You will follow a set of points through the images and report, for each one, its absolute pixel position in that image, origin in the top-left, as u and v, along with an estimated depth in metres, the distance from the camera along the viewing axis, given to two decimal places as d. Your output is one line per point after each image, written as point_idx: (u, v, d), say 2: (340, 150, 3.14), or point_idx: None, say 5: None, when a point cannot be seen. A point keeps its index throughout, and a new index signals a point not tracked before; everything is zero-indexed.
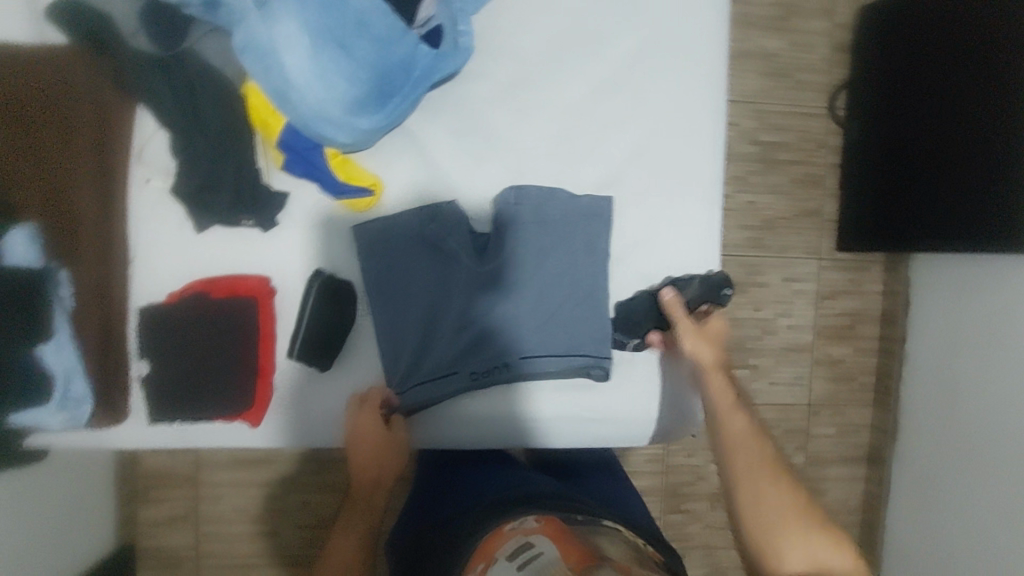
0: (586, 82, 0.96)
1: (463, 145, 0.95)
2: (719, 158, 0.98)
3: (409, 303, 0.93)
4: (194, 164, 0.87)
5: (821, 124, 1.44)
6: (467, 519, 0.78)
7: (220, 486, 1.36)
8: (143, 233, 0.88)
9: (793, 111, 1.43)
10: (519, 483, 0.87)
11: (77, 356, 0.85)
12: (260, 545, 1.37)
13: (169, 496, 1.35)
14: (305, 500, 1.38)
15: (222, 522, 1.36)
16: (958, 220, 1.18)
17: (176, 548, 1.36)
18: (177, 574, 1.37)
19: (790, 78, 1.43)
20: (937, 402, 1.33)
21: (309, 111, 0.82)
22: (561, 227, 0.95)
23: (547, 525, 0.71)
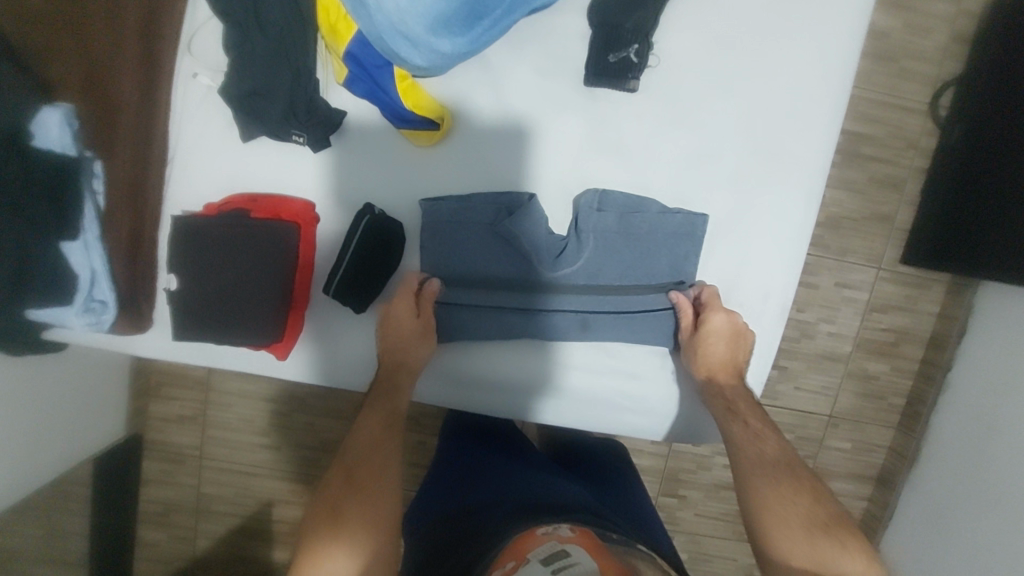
0: (693, 35, 0.83)
1: (544, 87, 0.84)
2: (829, 148, 0.86)
3: (469, 298, 0.86)
4: (246, 65, 0.78)
5: (917, 121, 1.27)
6: (494, 516, 0.75)
7: (229, 395, 1.31)
8: (187, 133, 0.82)
9: (887, 101, 1.27)
10: (548, 486, 0.82)
11: (105, 258, 0.77)
12: (258, 457, 1.34)
13: (180, 396, 1.32)
14: (307, 424, 1.33)
15: (231, 430, 1.33)
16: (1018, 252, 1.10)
17: (179, 447, 1.34)
18: (181, 469, 1.35)
19: (895, 64, 1.25)
20: (967, 439, 1.23)
21: (386, 22, 0.72)
22: (650, 249, 0.87)
23: (582, 536, 0.67)
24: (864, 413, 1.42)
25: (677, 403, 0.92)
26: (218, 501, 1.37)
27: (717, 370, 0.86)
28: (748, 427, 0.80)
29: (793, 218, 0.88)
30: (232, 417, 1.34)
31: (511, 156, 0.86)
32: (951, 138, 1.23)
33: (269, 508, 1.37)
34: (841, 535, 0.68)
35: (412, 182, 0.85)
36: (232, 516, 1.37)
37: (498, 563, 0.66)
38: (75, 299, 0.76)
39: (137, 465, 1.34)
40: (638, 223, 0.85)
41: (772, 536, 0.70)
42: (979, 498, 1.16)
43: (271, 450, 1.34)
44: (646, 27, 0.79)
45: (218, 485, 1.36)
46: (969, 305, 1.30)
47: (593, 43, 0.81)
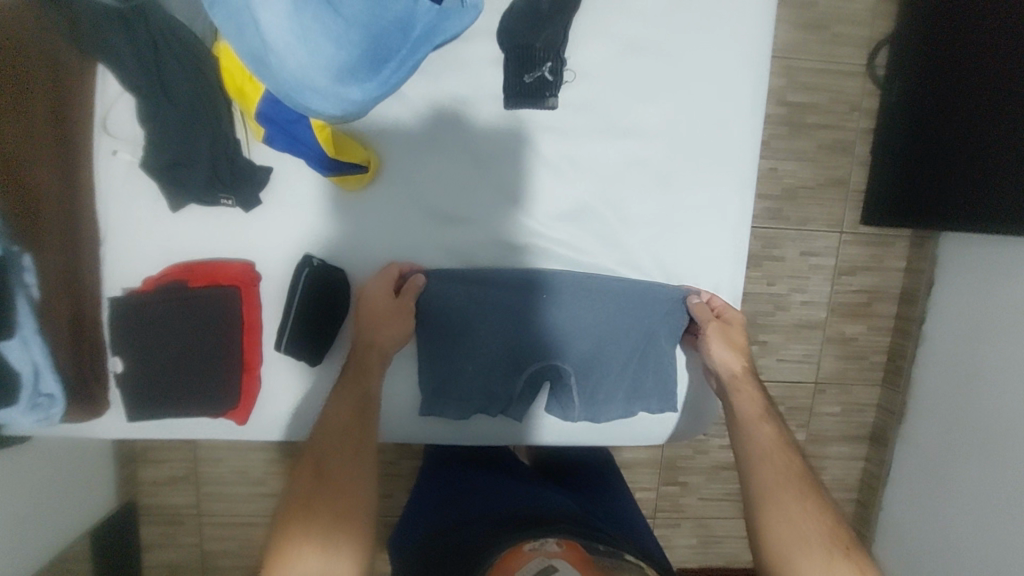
0: (606, 45, 0.83)
1: (467, 113, 0.84)
2: (754, 135, 0.88)
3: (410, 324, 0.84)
4: (163, 136, 0.77)
5: (858, 84, 1.27)
6: (479, 535, 0.72)
7: (217, 451, 1.29)
8: (113, 209, 0.82)
9: (826, 67, 1.25)
10: (535, 498, 0.80)
11: (46, 350, 0.76)
12: (259, 506, 1.32)
13: (168, 459, 1.29)
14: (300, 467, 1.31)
15: (223, 484, 1.31)
16: (968, 199, 1.09)
17: (176, 507, 1.31)
18: (180, 530, 1.32)
19: (827, 30, 1.24)
20: (952, 390, 1.21)
21: (290, 77, 0.71)
22: (588, 258, 0.90)
23: (570, 550, 0.66)
24: (848, 374, 1.40)
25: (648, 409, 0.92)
26: (222, 555, 1.35)
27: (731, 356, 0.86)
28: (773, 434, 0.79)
29: (729, 209, 0.89)
30: (225, 470, 1.32)
31: (446, 192, 0.86)
32: (892, 95, 1.23)
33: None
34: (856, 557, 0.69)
35: (352, 226, 0.85)
36: (240, 568, 1.36)
37: None
38: (19, 398, 0.75)
39: (135, 532, 1.30)
40: (564, 231, 0.89)
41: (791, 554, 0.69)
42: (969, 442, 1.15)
43: (265, 496, 1.32)
44: (556, 43, 0.80)
45: (222, 539, 1.34)
46: (933, 257, 1.30)
47: (508, 66, 0.82)
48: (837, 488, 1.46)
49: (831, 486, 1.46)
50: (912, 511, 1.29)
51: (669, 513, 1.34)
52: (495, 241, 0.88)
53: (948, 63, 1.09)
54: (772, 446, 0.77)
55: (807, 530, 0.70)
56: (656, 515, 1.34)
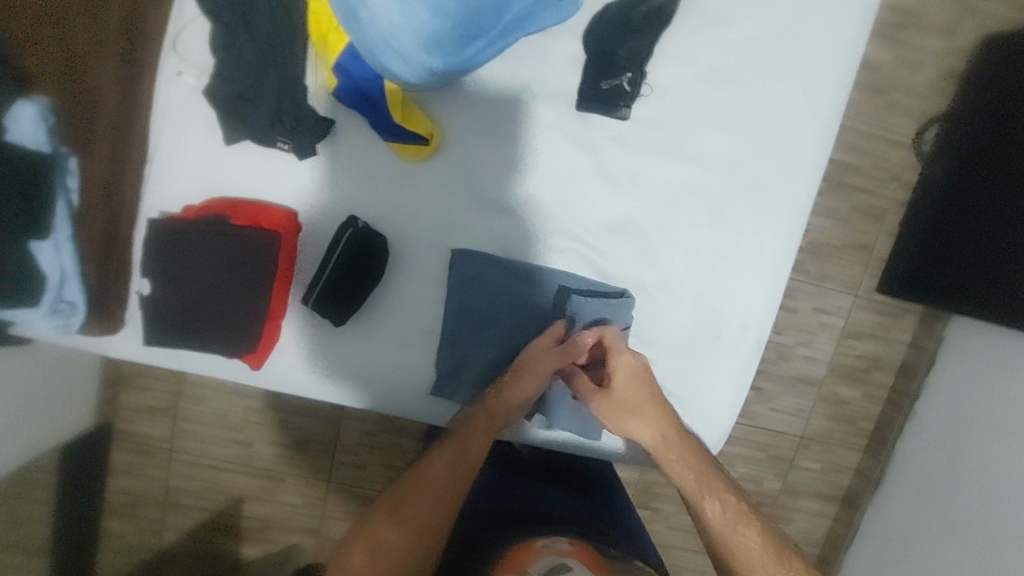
0: (686, 67, 0.83)
1: (537, 106, 0.83)
2: (812, 185, 0.88)
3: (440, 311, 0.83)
4: (234, 69, 0.76)
5: (900, 157, 1.25)
6: (490, 534, 0.71)
7: (203, 390, 1.27)
8: (166, 131, 0.80)
9: (872, 133, 1.24)
10: (539, 497, 0.79)
11: (77, 256, 0.75)
12: (234, 451, 1.30)
13: (153, 388, 1.27)
14: (283, 420, 1.29)
15: (202, 423, 1.28)
16: (1001, 286, 1.08)
17: (151, 437, 1.29)
18: (151, 462, 1.30)
19: (884, 97, 1.23)
20: (937, 471, 1.21)
21: (378, 38, 0.73)
22: (626, 273, 0.89)
23: (581, 550, 0.65)
24: (835, 435, 1.38)
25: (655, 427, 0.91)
26: (185, 494, 1.32)
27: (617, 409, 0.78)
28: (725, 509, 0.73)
29: (773, 253, 0.89)
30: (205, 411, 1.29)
31: (501, 181, 0.85)
32: (933, 175, 1.21)
33: (239, 504, 1.33)
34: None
35: (402, 194, 0.84)
36: (196, 511, 1.33)
37: None
38: (42, 300, 0.74)
39: (106, 455, 1.27)
40: (609, 244, 0.88)
41: None
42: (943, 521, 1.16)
43: (242, 443, 1.29)
44: (640, 54, 0.81)
45: (189, 479, 1.32)
46: (940, 337, 1.29)
47: (588, 69, 0.82)
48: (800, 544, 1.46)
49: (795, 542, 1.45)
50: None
51: None
52: (538, 236, 0.87)
53: (1003, 147, 1.08)
54: (746, 531, 0.71)
55: None
56: None
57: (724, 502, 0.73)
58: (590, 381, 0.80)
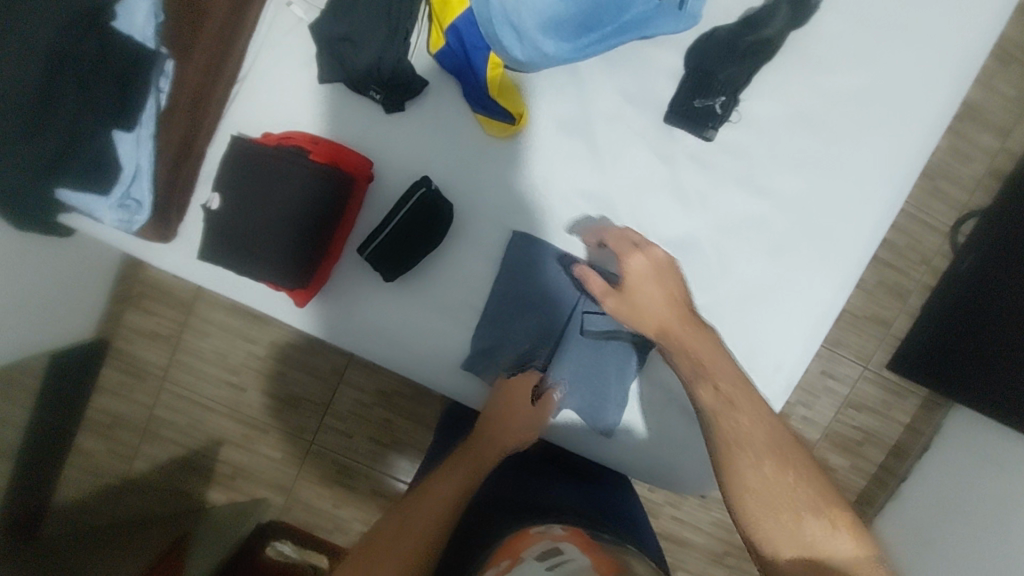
0: (778, 106, 0.85)
1: (626, 111, 0.85)
2: (874, 243, 0.89)
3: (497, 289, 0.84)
4: (346, 12, 0.78)
5: (934, 241, 1.23)
6: (489, 527, 0.67)
7: (211, 324, 1.23)
8: (264, 57, 0.81)
9: (913, 214, 1.22)
10: (537, 484, 0.76)
11: (153, 156, 0.73)
12: (224, 394, 1.25)
13: (161, 311, 1.24)
14: (279, 372, 1.25)
15: (199, 358, 1.25)
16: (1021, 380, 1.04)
17: (147, 362, 1.25)
18: (140, 386, 1.25)
19: (930, 180, 1.21)
20: (911, 554, 1.16)
21: (500, 10, 0.76)
22: None
23: (575, 534, 0.62)
24: None
25: (669, 450, 0.89)
26: (167, 426, 1.26)
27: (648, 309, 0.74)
28: (719, 392, 0.68)
29: (821, 301, 0.90)
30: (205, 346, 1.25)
31: (574, 175, 0.86)
32: (961, 266, 1.19)
33: (216, 448, 1.27)
34: (834, 517, 0.60)
35: (477, 167, 0.85)
36: (173, 445, 1.27)
37: (490, 564, 0.59)
38: (111, 191, 0.72)
39: (97, 371, 1.22)
40: None
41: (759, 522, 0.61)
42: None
43: (236, 388, 1.25)
44: (736, 82, 0.82)
45: (174, 411, 1.26)
46: (938, 424, 1.26)
47: (684, 85, 0.83)
48: None
49: None
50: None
51: None
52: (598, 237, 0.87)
53: None
54: (736, 412, 0.66)
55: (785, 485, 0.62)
56: None
57: (720, 384, 0.68)
58: (598, 285, 0.77)
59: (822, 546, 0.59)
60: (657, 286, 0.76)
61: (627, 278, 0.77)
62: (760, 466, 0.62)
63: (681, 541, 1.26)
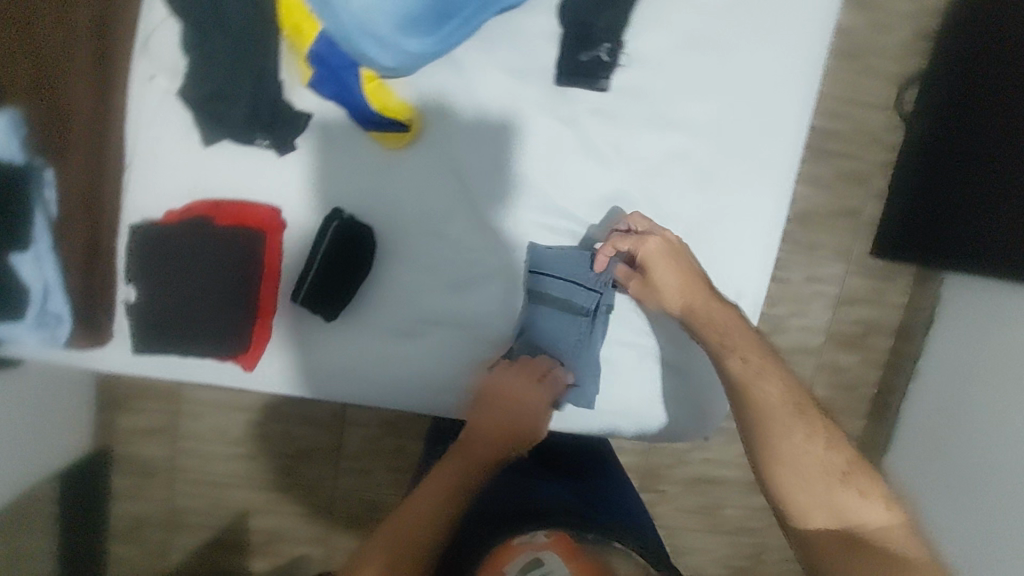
0: (666, 35, 0.83)
1: (515, 85, 0.83)
2: (796, 144, 0.88)
3: (447, 293, 0.87)
4: (208, 69, 0.76)
5: (881, 119, 1.20)
6: (468, 529, 0.68)
7: (200, 406, 1.21)
8: (144, 136, 0.79)
9: (853, 100, 1.18)
10: (523, 486, 0.75)
11: (56, 268, 0.74)
12: (239, 466, 1.24)
13: (152, 408, 1.20)
14: (283, 431, 1.22)
15: (204, 440, 1.22)
16: (988, 229, 1.02)
17: (152, 459, 1.23)
18: (154, 482, 1.24)
19: (859, 60, 1.17)
20: (941, 428, 1.16)
21: (351, 20, 0.74)
22: None
23: (559, 539, 0.63)
24: (838, 402, 1.31)
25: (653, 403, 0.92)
26: (191, 514, 1.26)
27: (679, 292, 0.80)
28: (746, 364, 0.73)
29: (763, 216, 0.88)
30: (205, 427, 1.23)
31: (483, 162, 0.85)
32: (915, 135, 1.16)
33: (246, 518, 1.26)
34: (862, 485, 0.65)
35: (388, 182, 0.84)
36: (205, 530, 1.27)
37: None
38: (27, 313, 0.74)
39: (108, 480, 1.21)
40: (598, 217, 0.88)
41: (791, 492, 0.65)
42: (961, 479, 1.09)
43: (247, 459, 1.23)
44: (617, 26, 0.80)
45: (194, 497, 1.25)
46: (933, 299, 1.23)
47: (565, 43, 0.81)
48: None
49: None
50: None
51: None
52: (527, 215, 0.87)
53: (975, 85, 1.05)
54: (766, 383, 0.71)
55: (803, 445, 0.66)
56: None
57: (748, 355, 0.74)
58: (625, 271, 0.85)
59: (854, 515, 0.64)
60: (672, 267, 0.81)
61: (645, 261, 0.82)
62: (790, 435, 0.67)
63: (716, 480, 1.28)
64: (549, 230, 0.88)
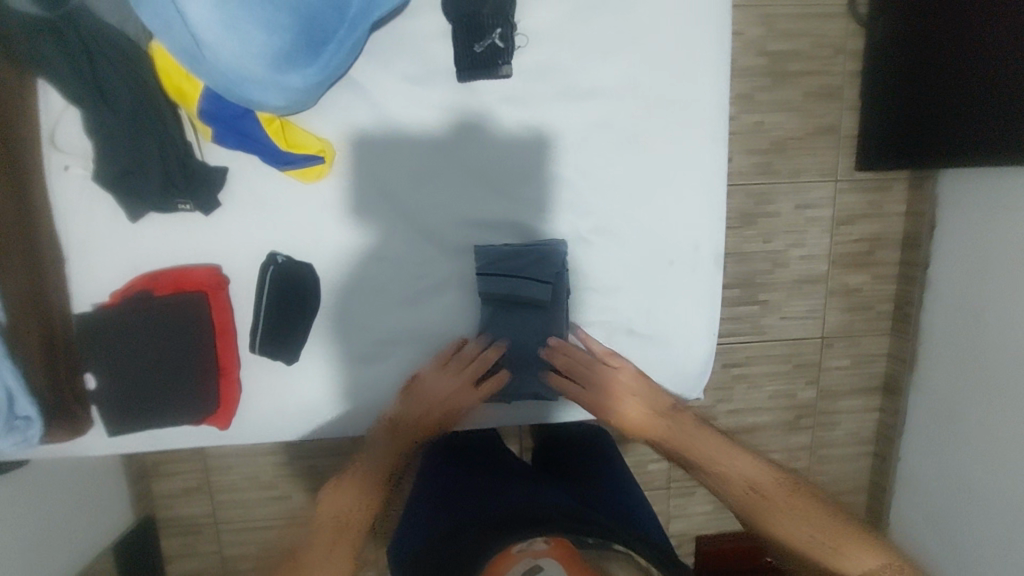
0: (559, 5, 0.80)
1: (418, 92, 0.81)
2: (723, 83, 0.83)
3: (401, 312, 0.87)
4: (113, 146, 0.75)
5: (839, 25, 1.11)
6: (483, 503, 0.82)
7: (229, 456, 1.20)
8: (75, 227, 0.81)
9: (804, 11, 1.10)
10: (532, 495, 0.82)
11: (17, 375, 0.73)
12: (274, 509, 1.24)
13: (182, 469, 1.21)
14: (310, 466, 1.22)
15: (237, 490, 1.22)
16: (971, 118, 0.95)
17: (192, 517, 1.23)
18: (199, 541, 1.25)
19: None
20: (958, 332, 1.09)
21: (228, 72, 0.68)
22: (559, 228, 0.87)
23: (556, 547, 0.68)
24: (855, 326, 1.25)
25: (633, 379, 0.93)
26: (242, 560, 1.26)
27: (625, 396, 0.82)
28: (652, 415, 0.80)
29: (701, 165, 0.85)
30: (237, 477, 1.23)
31: (405, 177, 0.83)
32: (878, 34, 1.08)
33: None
34: (799, 508, 0.68)
35: (318, 216, 0.83)
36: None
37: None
38: None
39: (155, 545, 1.23)
40: (534, 205, 0.86)
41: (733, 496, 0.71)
42: (982, 384, 1.04)
43: (282, 499, 1.23)
44: (505, 9, 0.77)
45: (240, 547, 1.26)
46: (933, 201, 1.15)
47: (458, 37, 0.78)
48: (849, 444, 1.32)
49: (843, 444, 1.32)
50: (934, 470, 1.15)
51: (683, 482, 1.25)
52: (463, 219, 0.86)
53: None
54: (688, 427, 0.77)
55: (740, 469, 0.72)
56: (668, 487, 1.25)
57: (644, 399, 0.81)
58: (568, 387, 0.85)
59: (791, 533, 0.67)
60: (636, 382, 0.83)
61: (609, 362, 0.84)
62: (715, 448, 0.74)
63: (751, 428, 1.27)
64: (489, 227, 0.86)
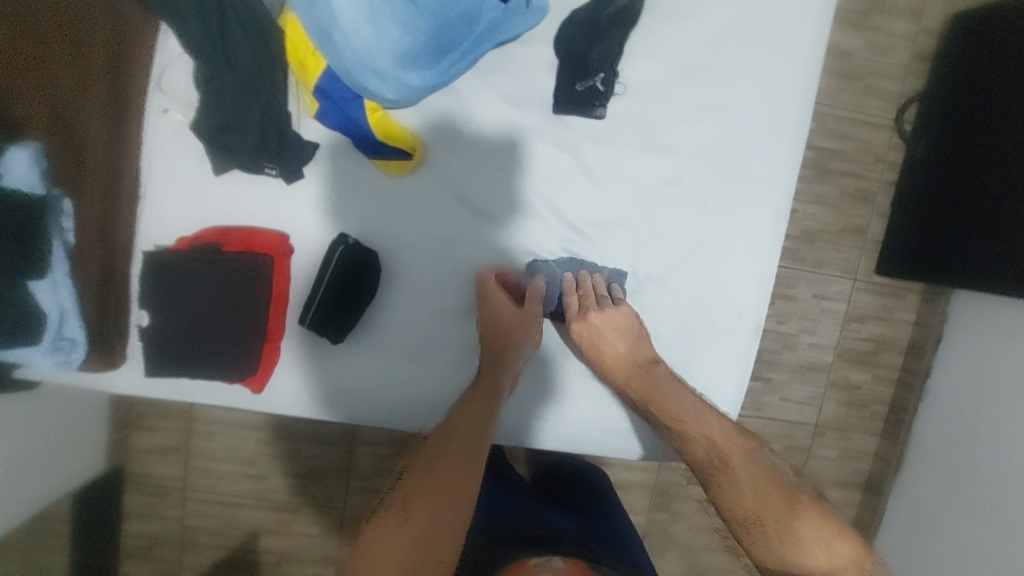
0: (656, 63, 0.85)
1: (515, 113, 0.85)
2: (793, 168, 0.89)
3: (449, 313, 0.89)
4: (212, 99, 0.77)
5: (885, 137, 1.18)
6: (487, 519, 0.81)
7: (216, 423, 1.19)
8: (156, 169, 0.83)
9: (855, 117, 1.17)
10: (539, 519, 0.81)
11: (75, 296, 0.76)
12: (247, 486, 1.22)
13: (165, 427, 1.20)
14: (293, 450, 1.21)
15: (215, 460, 1.21)
16: (987, 255, 1.01)
17: (163, 478, 1.21)
18: (164, 504, 1.22)
19: (859, 81, 1.16)
20: (949, 446, 1.12)
21: (354, 56, 0.75)
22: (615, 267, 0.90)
23: (575, 566, 0.65)
24: (848, 421, 1.29)
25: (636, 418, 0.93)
26: (203, 532, 1.23)
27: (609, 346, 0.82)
28: (689, 403, 0.77)
29: (759, 239, 0.90)
30: (217, 447, 1.22)
31: (484, 186, 0.87)
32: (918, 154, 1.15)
33: (257, 539, 1.24)
34: (806, 523, 0.64)
35: (388, 206, 0.86)
36: (217, 548, 1.24)
37: None
38: (42, 340, 0.76)
39: (119, 499, 1.20)
40: (597, 238, 0.89)
41: (723, 492, 0.68)
42: (962, 498, 1.06)
43: (258, 478, 1.22)
44: (611, 54, 0.82)
45: (203, 518, 1.23)
46: (943, 312, 1.20)
47: (562, 72, 0.83)
48: None
49: None
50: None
51: (656, 540, 1.25)
52: (531, 238, 0.89)
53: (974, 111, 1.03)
54: (706, 418, 0.75)
55: (742, 476, 0.68)
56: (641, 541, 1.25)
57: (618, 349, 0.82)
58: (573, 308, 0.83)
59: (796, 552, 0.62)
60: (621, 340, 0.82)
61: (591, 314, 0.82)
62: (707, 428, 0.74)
63: None
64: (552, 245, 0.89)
